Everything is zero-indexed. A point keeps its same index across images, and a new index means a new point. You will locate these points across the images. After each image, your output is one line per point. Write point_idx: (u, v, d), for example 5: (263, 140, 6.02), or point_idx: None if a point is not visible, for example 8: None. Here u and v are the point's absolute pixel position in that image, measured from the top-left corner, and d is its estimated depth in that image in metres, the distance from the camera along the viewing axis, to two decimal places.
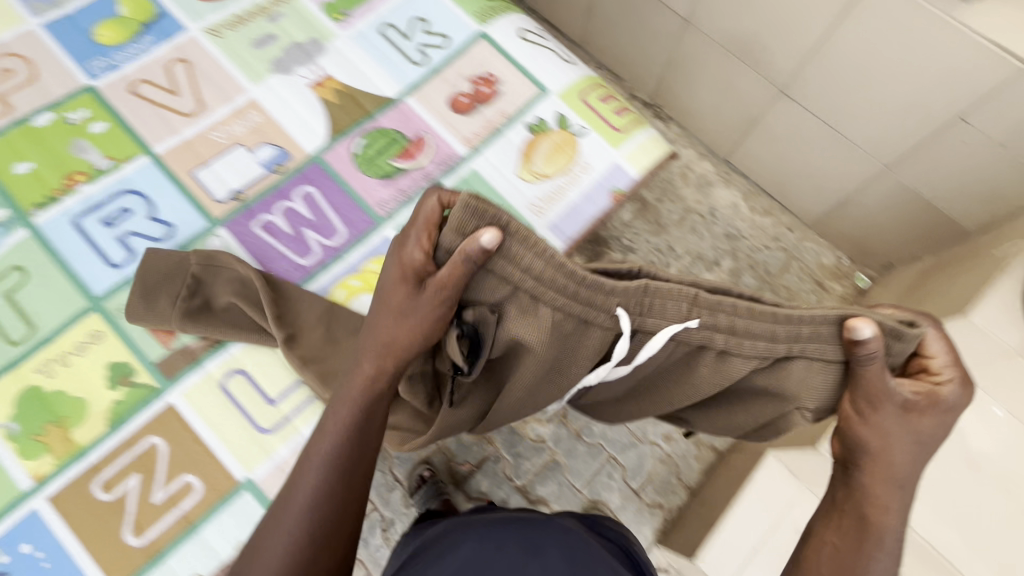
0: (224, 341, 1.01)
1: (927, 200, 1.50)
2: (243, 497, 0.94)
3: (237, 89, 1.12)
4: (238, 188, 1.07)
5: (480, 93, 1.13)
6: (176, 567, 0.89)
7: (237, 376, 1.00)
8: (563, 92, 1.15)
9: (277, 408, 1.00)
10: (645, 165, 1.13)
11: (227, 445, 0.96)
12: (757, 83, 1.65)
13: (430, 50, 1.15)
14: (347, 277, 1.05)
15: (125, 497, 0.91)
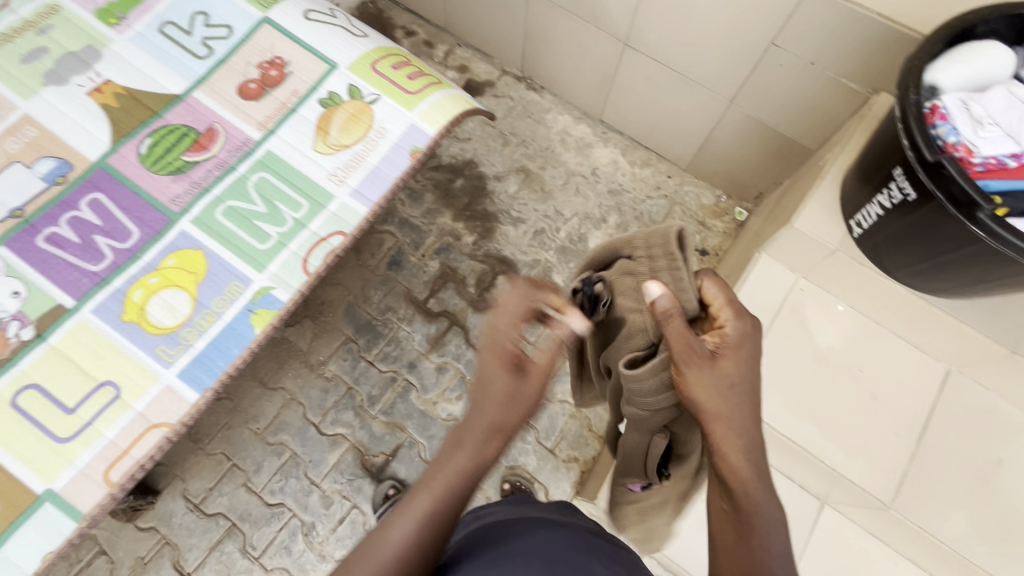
0: (12, 359, 1.00)
1: (773, 126, 1.60)
2: (45, 508, 0.93)
3: (11, 108, 1.15)
4: (20, 205, 1.09)
5: (270, 77, 1.21)
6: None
7: (26, 390, 0.99)
8: (352, 65, 1.23)
9: (78, 415, 0.98)
10: (439, 121, 1.21)
11: (22, 458, 0.95)
12: (603, 39, 1.71)
13: (213, 42, 1.22)
14: (144, 276, 1.07)
15: None
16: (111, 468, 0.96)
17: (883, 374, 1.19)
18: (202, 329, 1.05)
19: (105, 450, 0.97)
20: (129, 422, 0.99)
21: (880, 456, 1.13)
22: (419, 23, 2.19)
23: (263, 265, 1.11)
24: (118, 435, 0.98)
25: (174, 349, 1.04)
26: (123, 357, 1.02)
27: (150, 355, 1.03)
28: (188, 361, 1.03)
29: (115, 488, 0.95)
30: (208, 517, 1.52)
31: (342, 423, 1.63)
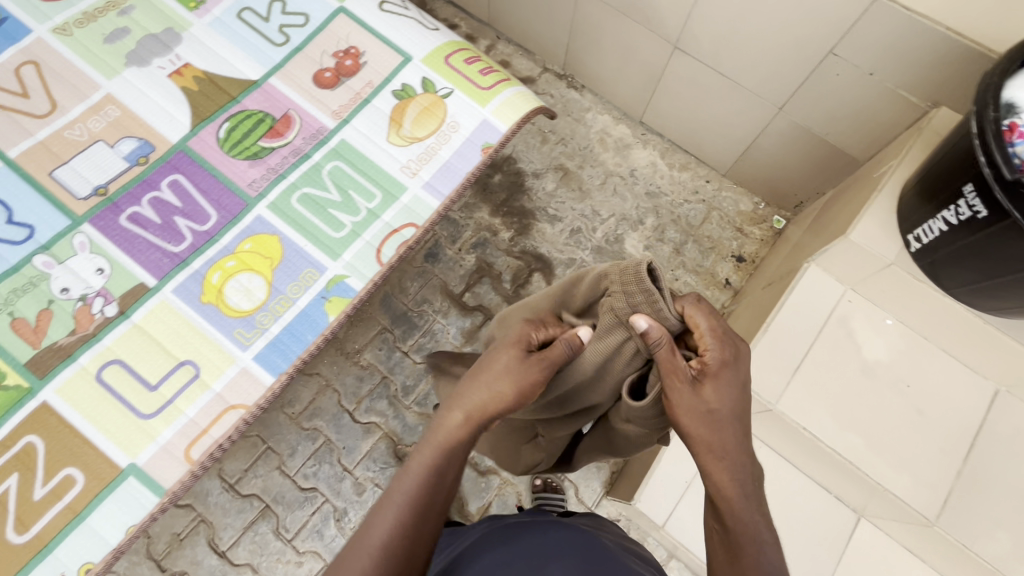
0: (95, 335, 1.02)
1: (822, 136, 1.59)
2: (128, 483, 0.95)
3: (92, 87, 1.17)
4: (101, 183, 1.11)
5: (346, 66, 1.23)
6: (65, 558, 0.91)
7: (109, 366, 1.00)
8: (427, 57, 1.25)
9: (158, 393, 1.00)
10: (512, 118, 1.22)
11: (103, 432, 0.97)
12: (653, 41, 1.70)
13: (291, 30, 1.24)
14: (221, 259, 1.09)
15: (6, 495, 0.92)
16: (192, 447, 0.98)
17: (931, 389, 1.19)
18: (278, 315, 1.07)
19: (186, 429, 0.99)
20: (208, 401, 1.01)
21: (926, 473, 1.13)
22: (462, 17, 2.19)
23: (337, 253, 1.12)
24: (198, 414, 1.00)
25: (252, 332, 1.05)
26: (203, 338, 1.04)
27: (229, 336, 1.05)
28: (264, 345, 1.05)
29: (195, 466, 0.97)
30: (243, 498, 1.54)
31: (375, 412, 1.65)
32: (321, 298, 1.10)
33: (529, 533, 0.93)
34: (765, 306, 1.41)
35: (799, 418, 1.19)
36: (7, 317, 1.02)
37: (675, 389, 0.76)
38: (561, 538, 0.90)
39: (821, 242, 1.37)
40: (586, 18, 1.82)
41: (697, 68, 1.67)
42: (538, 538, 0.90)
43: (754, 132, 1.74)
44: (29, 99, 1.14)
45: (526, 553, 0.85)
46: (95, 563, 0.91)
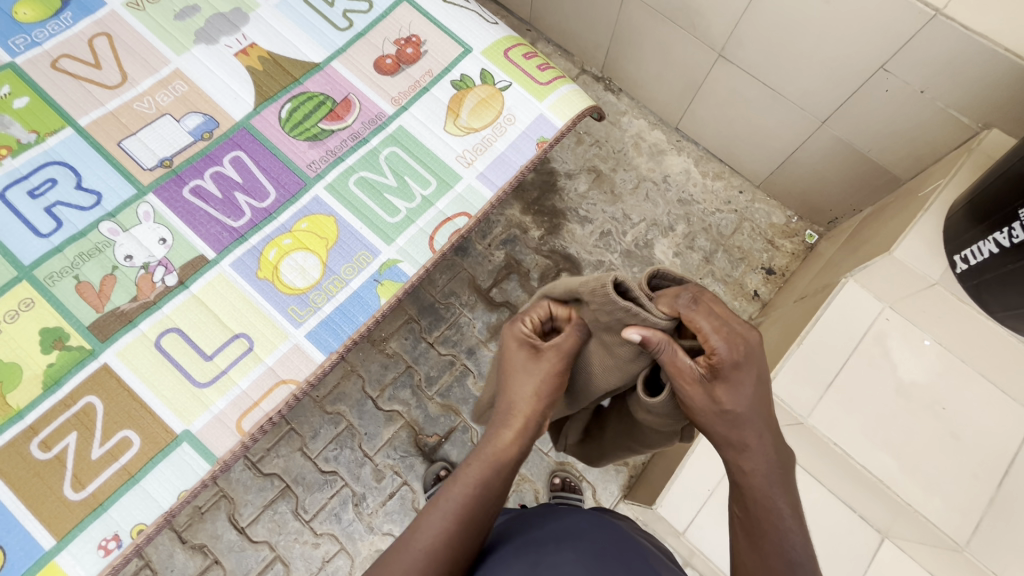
0: (156, 303, 1.04)
1: (864, 153, 1.58)
2: (182, 448, 0.97)
3: (162, 61, 1.19)
4: (167, 155, 1.13)
5: (407, 54, 1.24)
6: (119, 517, 0.92)
7: (168, 334, 1.03)
8: (486, 50, 1.26)
9: (214, 362, 1.02)
10: (566, 114, 1.23)
11: (160, 398, 0.99)
12: (697, 48, 1.70)
13: (355, 17, 1.26)
14: (278, 236, 1.10)
15: (64, 452, 0.94)
16: (243, 418, 0.99)
17: (968, 414, 1.17)
18: (330, 294, 1.08)
19: (239, 400, 1.00)
20: (260, 374, 1.02)
21: (957, 496, 1.11)
22: (504, 14, 2.19)
23: (391, 236, 1.13)
24: (252, 387, 1.01)
25: (305, 310, 1.07)
26: (258, 312, 1.06)
27: (283, 313, 1.06)
28: (315, 324, 1.06)
29: (246, 437, 0.98)
30: (264, 476, 1.56)
31: (399, 400, 1.66)
32: (374, 281, 1.11)
33: (537, 521, 0.88)
34: (797, 320, 1.40)
35: (830, 433, 1.18)
36: (73, 280, 1.04)
37: (681, 388, 0.72)
38: (567, 526, 0.84)
39: (858, 259, 1.36)
40: (630, 21, 1.82)
41: (740, 78, 1.66)
42: (545, 530, 0.85)
43: (793, 144, 1.72)
44: (101, 70, 1.17)
45: (550, 529, 0.84)
46: (147, 524, 0.92)
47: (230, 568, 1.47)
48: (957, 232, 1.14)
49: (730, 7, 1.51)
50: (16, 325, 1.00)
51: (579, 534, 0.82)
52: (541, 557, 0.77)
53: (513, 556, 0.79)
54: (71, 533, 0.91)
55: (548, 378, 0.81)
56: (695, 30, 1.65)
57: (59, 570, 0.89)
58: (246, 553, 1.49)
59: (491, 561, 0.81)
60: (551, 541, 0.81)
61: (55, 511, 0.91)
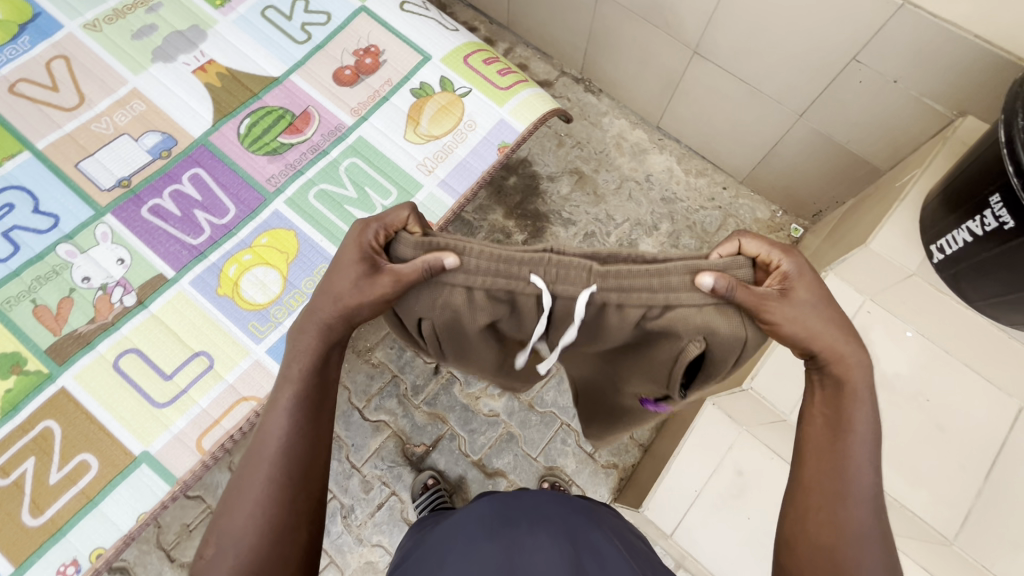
0: (113, 324, 1.04)
1: (843, 145, 1.57)
2: (141, 470, 0.96)
3: (120, 82, 1.19)
4: (125, 175, 1.13)
5: (366, 65, 1.24)
6: (77, 542, 0.92)
7: (124, 355, 1.02)
8: (446, 57, 1.26)
9: (174, 382, 1.01)
10: (529, 118, 1.23)
11: (118, 420, 0.99)
12: (671, 45, 1.69)
13: (314, 30, 1.26)
14: (238, 252, 1.11)
15: (22, 478, 0.94)
16: (204, 437, 0.99)
17: (952, 405, 1.14)
18: (291, 309, 1.08)
19: (199, 419, 1.00)
20: (221, 393, 1.02)
21: (948, 490, 1.09)
22: (480, 20, 2.19)
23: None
24: (211, 405, 1.01)
25: (266, 325, 1.07)
26: (218, 329, 1.06)
27: (243, 329, 1.06)
28: (276, 339, 1.06)
29: (206, 456, 0.98)
30: None
31: (385, 410, 1.64)
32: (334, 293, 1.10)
33: (508, 507, 0.83)
34: None
35: None
36: (30, 303, 1.04)
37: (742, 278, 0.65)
38: (545, 513, 0.81)
39: (838, 252, 1.35)
40: (603, 21, 1.81)
41: (715, 74, 1.66)
42: (519, 515, 0.81)
43: (771, 140, 1.72)
44: (59, 93, 1.17)
45: (523, 514, 0.81)
46: (106, 548, 0.92)
47: None
48: (932, 222, 1.14)
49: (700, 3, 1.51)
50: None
51: (555, 523, 0.78)
52: (515, 544, 0.73)
53: (486, 541, 0.75)
54: (29, 559, 0.90)
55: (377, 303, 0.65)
56: (668, 28, 1.65)
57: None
58: None
59: (457, 550, 0.75)
60: (526, 526, 0.77)
61: (14, 538, 0.91)
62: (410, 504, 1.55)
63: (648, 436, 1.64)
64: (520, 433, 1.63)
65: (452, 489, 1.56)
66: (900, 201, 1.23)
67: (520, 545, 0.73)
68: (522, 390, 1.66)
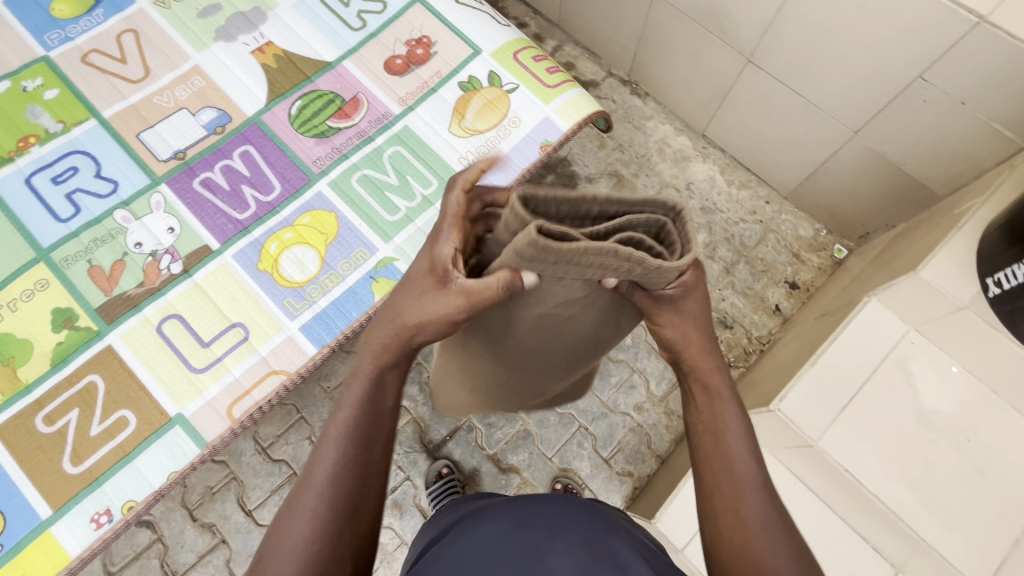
0: (159, 289, 1.09)
1: (898, 166, 1.51)
2: (174, 431, 1.01)
3: (183, 58, 1.24)
4: (180, 148, 1.18)
5: (417, 55, 1.26)
6: (112, 493, 0.97)
7: (168, 320, 1.07)
8: (496, 52, 1.26)
9: (211, 350, 1.05)
10: (574, 118, 1.22)
11: (155, 380, 1.03)
12: (725, 53, 1.65)
13: (368, 18, 1.28)
14: (281, 230, 1.14)
15: (65, 427, 1.00)
16: (234, 405, 1.03)
17: (996, 448, 1.08)
18: (327, 290, 1.11)
19: (231, 387, 1.04)
20: (254, 364, 1.05)
21: (981, 536, 1.03)
22: (532, 16, 2.18)
23: (390, 233, 1.15)
24: (245, 375, 1.04)
25: (301, 303, 1.09)
26: (255, 302, 1.09)
27: (280, 305, 1.09)
28: (310, 317, 1.09)
29: (235, 423, 1.01)
30: (273, 462, 1.59)
31: (407, 396, 1.66)
32: (370, 279, 1.12)
33: (518, 510, 0.81)
34: (817, 336, 1.33)
35: (842, 459, 1.12)
36: (85, 263, 1.09)
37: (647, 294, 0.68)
38: (558, 515, 0.80)
39: (884, 278, 1.30)
40: (656, 23, 1.79)
41: (768, 85, 1.61)
42: (530, 516, 0.79)
43: (821, 155, 1.66)
44: (126, 65, 1.23)
45: (535, 516, 0.79)
46: (137, 502, 0.96)
47: (236, 550, 1.51)
48: (991, 253, 1.08)
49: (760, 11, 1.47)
50: (31, 304, 1.06)
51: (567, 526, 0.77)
52: (530, 550, 0.72)
53: (501, 545, 0.74)
54: (67, 505, 0.96)
55: (444, 320, 0.67)
56: (724, 34, 1.61)
57: (59, 540, 0.94)
58: (252, 535, 1.52)
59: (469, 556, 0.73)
60: (541, 531, 0.75)
61: (53, 483, 0.97)
62: (423, 490, 1.57)
63: (666, 447, 1.62)
64: (538, 431, 1.63)
65: (465, 480, 1.58)
66: (958, 230, 1.18)
67: (536, 548, 0.72)
68: None
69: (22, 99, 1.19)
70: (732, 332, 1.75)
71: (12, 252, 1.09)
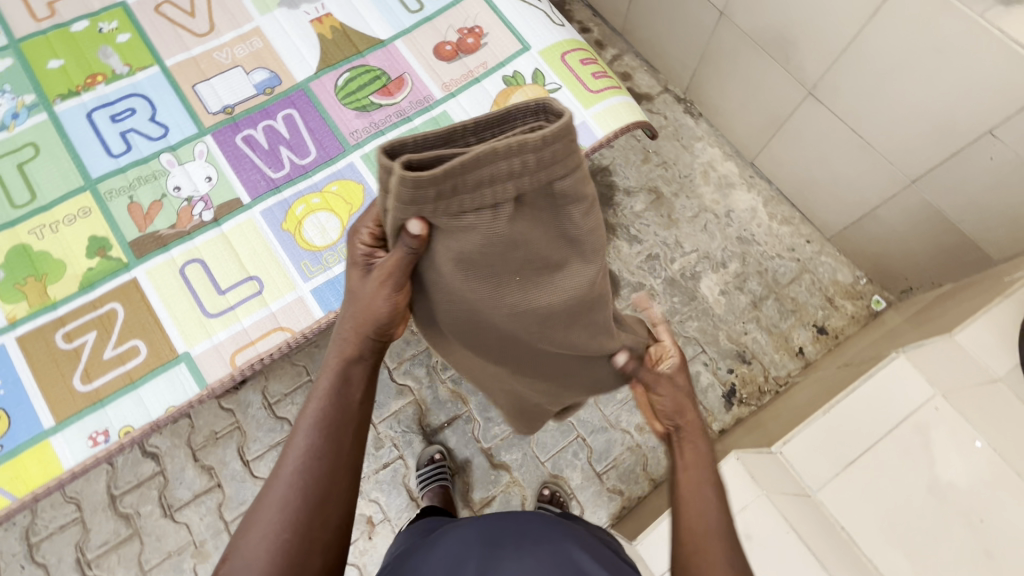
0: (190, 233, 1.14)
1: (953, 224, 1.43)
2: (179, 367, 1.06)
3: (246, 19, 1.30)
4: (230, 103, 1.23)
5: (467, 43, 1.27)
6: (112, 415, 1.02)
7: (192, 263, 1.12)
8: (543, 50, 1.27)
9: (225, 297, 1.10)
10: (611, 126, 1.21)
11: (171, 317, 1.08)
12: (786, 82, 1.60)
13: (426, 2, 1.31)
14: (309, 194, 1.17)
15: (80, 346, 1.06)
16: (237, 352, 1.07)
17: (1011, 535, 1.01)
18: (341, 258, 1.14)
19: (238, 335, 1.08)
20: (262, 317, 1.09)
21: None
22: (595, 21, 2.17)
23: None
24: (252, 326, 1.09)
25: (315, 267, 1.13)
26: (274, 259, 1.13)
27: (295, 266, 1.13)
28: (322, 282, 1.12)
29: (236, 370, 1.06)
30: (276, 418, 1.64)
31: (412, 376, 1.68)
32: None
33: (484, 529, 0.82)
34: (834, 386, 1.28)
35: (840, 514, 1.09)
36: (126, 199, 1.16)
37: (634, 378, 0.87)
38: (524, 532, 0.80)
39: (919, 337, 1.24)
40: (719, 43, 1.75)
41: (826, 121, 1.56)
42: (496, 536, 0.80)
43: (870, 200, 1.60)
44: (194, 18, 1.29)
45: (502, 533, 0.80)
46: (133, 428, 1.02)
47: (228, 495, 1.56)
48: None
49: (830, 44, 1.42)
50: (71, 228, 1.13)
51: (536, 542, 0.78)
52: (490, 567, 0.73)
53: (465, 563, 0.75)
54: (69, 419, 1.02)
55: (375, 305, 0.74)
56: (788, 63, 1.56)
57: (56, 451, 1.00)
58: (245, 484, 1.58)
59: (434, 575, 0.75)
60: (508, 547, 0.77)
61: (61, 397, 1.03)
62: (413, 472, 1.59)
63: (662, 472, 1.59)
64: (535, 433, 1.62)
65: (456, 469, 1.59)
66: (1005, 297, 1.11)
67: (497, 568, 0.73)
68: None
69: (96, 39, 1.26)
70: (749, 367, 1.70)
71: (65, 179, 1.16)
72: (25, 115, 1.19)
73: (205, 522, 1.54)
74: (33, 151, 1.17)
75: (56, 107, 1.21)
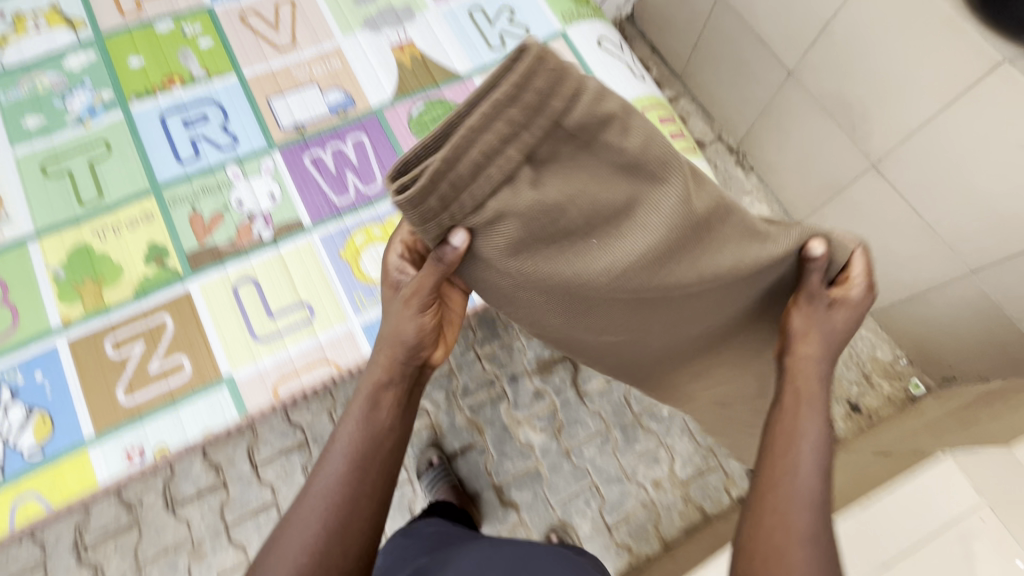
0: (244, 250, 1.13)
1: (1011, 319, 1.38)
2: (221, 392, 1.04)
3: (329, 36, 1.30)
4: (302, 122, 1.23)
5: None
6: (147, 433, 1.01)
7: (245, 283, 1.11)
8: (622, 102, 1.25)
9: (274, 322, 1.09)
10: None
11: (218, 332, 1.07)
12: (849, 151, 1.57)
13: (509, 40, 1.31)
14: (371, 225, 1.17)
15: (128, 355, 1.05)
16: (281, 382, 1.06)
17: None
18: None
19: (284, 364, 1.07)
20: (309, 348, 1.08)
21: None
22: (655, 61, 2.16)
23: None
24: (299, 355, 1.07)
25: (367, 301, 1.11)
26: (328, 285, 1.13)
27: (348, 297, 1.12)
28: (372, 317, 1.11)
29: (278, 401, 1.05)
30: (291, 425, 1.62)
31: (432, 400, 1.65)
32: None
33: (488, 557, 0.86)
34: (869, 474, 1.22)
35: None
36: (188, 208, 1.15)
37: (810, 277, 0.76)
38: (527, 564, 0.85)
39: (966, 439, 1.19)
40: (783, 101, 1.72)
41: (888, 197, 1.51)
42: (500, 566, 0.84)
43: (925, 283, 1.54)
44: (277, 33, 1.29)
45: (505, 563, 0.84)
46: (169, 448, 1.01)
47: (232, 496, 1.54)
48: None
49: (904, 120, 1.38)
50: (133, 235, 1.12)
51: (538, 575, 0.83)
52: None
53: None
54: (107, 432, 1.01)
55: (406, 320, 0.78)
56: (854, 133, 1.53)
57: (89, 472, 0.99)
58: (251, 488, 1.55)
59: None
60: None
61: (105, 409, 1.02)
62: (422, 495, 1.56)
63: (674, 534, 1.54)
64: (547, 475, 1.58)
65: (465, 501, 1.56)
66: None
67: None
68: (564, 435, 1.62)
69: (179, 42, 1.26)
70: None
71: (132, 180, 1.16)
72: (100, 111, 1.20)
73: (205, 522, 1.51)
74: (104, 149, 1.17)
75: (130, 103, 1.21)
